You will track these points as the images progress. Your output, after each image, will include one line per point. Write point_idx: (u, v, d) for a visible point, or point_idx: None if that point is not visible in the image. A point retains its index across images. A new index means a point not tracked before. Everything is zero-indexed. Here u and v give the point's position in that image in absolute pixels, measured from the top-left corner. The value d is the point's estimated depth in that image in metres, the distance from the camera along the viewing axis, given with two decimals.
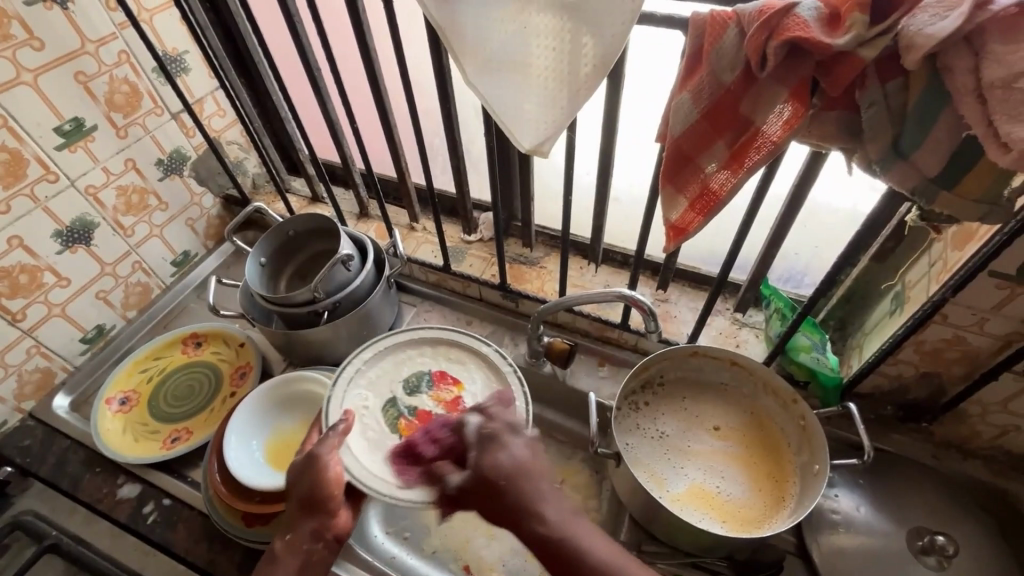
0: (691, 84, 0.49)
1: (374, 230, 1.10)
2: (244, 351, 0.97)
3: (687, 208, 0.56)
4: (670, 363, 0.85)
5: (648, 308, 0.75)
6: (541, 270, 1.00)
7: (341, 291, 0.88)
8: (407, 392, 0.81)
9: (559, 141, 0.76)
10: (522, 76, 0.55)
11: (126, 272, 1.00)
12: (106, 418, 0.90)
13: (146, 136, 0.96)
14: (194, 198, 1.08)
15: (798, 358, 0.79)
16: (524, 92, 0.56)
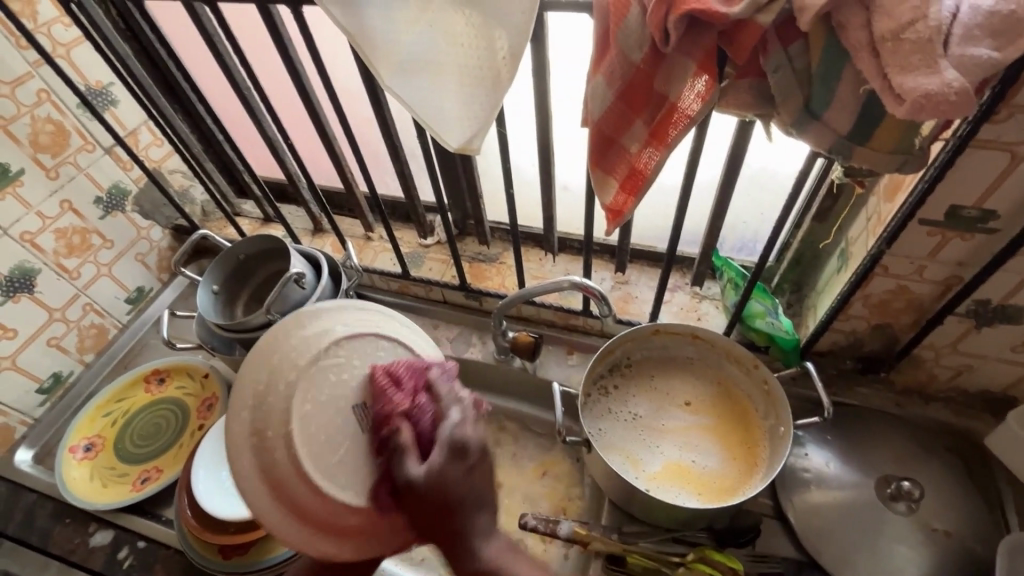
0: (604, 66, 0.49)
1: (330, 245, 1.08)
2: (208, 382, 0.95)
3: (618, 190, 0.56)
4: (635, 344, 0.85)
5: (599, 293, 0.76)
6: (500, 265, 1.00)
7: (297, 310, 0.86)
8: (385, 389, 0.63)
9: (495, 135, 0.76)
10: (439, 78, 0.55)
11: (77, 316, 0.97)
12: (71, 467, 0.88)
13: (79, 174, 0.93)
14: (140, 233, 1.05)
15: (755, 325, 0.80)
16: (442, 93, 0.55)
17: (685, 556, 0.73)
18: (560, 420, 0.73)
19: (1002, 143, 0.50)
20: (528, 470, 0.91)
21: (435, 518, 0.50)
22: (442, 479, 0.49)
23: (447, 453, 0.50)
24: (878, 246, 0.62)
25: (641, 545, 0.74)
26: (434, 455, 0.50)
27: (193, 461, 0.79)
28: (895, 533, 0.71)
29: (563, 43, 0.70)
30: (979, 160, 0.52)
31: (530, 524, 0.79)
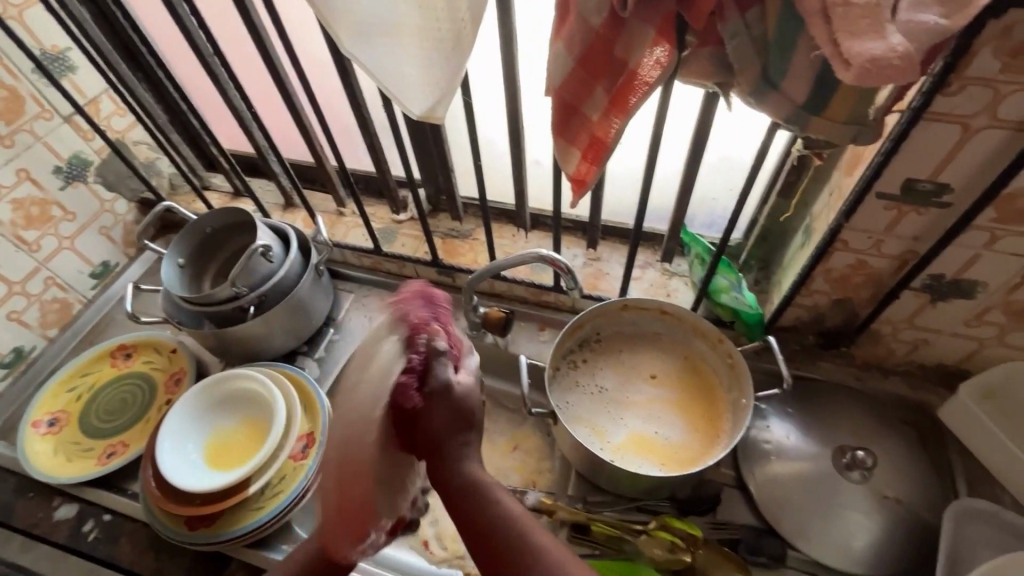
0: (563, 31, 0.48)
1: (301, 221, 1.07)
2: (176, 357, 0.94)
3: (580, 159, 0.56)
4: (604, 319, 0.86)
5: (567, 267, 0.77)
6: (473, 242, 1.00)
7: (264, 284, 0.85)
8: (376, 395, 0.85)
9: (464, 107, 0.75)
10: (399, 41, 0.53)
11: (38, 289, 0.95)
12: (34, 442, 0.86)
13: (36, 143, 0.90)
14: (104, 205, 1.02)
15: (720, 300, 0.81)
16: (403, 57, 0.55)
17: (647, 524, 0.75)
18: (526, 392, 0.73)
19: (953, 116, 0.51)
20: (499, 444, 0.92)
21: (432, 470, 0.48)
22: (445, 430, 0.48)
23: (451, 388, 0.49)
24: (837, 219, 0.63)
25: (606, 514, 0.76)
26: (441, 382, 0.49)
27: (156, 434, 0.78)
28: (849, 500, 0.74)
29: (530, 13, 0.69)
30: (932, 133, 0.53)
31: None
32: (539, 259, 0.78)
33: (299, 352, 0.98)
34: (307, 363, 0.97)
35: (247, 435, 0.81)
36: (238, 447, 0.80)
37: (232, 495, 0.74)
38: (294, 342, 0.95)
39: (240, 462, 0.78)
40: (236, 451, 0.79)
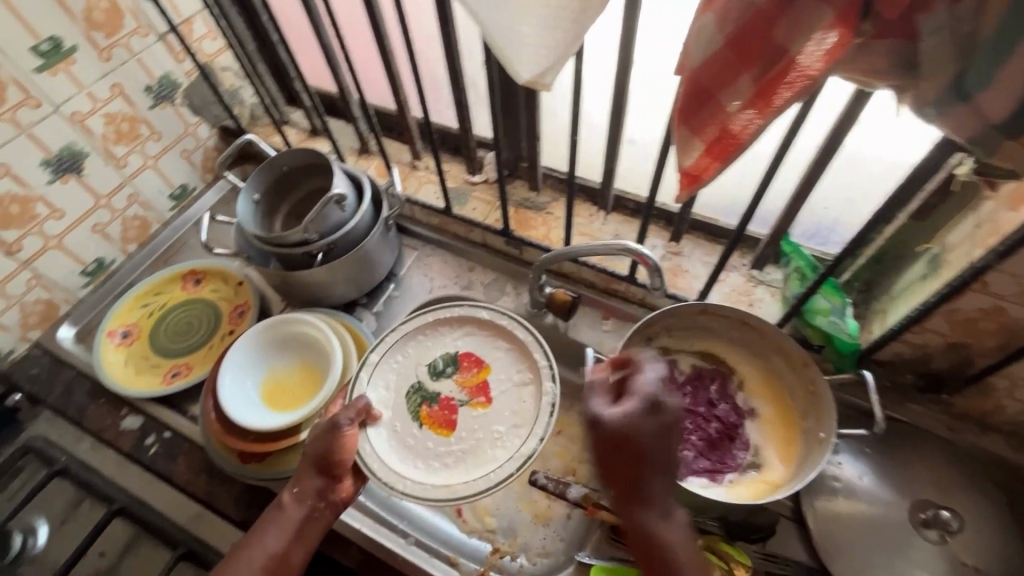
0: (717, 2, 0.41)
1: (375, 168, 1.04)
2: (242, 290, 0.97)
3: (702, 154, 0.49)
4: (676, 320, 0.81)
5: (654, 263, 0.71)
6: (547, 216, 0.95)
7: (335, 233, 0.84)
8: (431, 377, 0.77)
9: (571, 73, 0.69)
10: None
11: (122, 205, 0.98)
12: (108, 351, 0.91)
13: (131, 60, 0.90)
14: (188, 129, 1.03)
15: (815, 321, 0.73)
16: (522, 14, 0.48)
17: None
18: (589, 386, 0.69)
19: None
20: None
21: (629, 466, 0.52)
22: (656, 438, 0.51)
23: (650, 407, 0.52)
24: (986, 258, 0.55)
25: None
26: (632, 404, 0.52)
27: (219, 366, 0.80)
28: (920, 559, 0.68)
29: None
30: None
31: (540, 482, 0.79)
32: (623, 251, 0.72)
33: (357, 303, 0.97)
34: (364, 315, 0.96)
35: (303, 380, 0.82)
36: (294, 391, 0.81)
37: (284, 438, 0.76)
38: (355, 293, 0.94)
39: (296, 405, 0.80)
40: (291, 394, 0.81)
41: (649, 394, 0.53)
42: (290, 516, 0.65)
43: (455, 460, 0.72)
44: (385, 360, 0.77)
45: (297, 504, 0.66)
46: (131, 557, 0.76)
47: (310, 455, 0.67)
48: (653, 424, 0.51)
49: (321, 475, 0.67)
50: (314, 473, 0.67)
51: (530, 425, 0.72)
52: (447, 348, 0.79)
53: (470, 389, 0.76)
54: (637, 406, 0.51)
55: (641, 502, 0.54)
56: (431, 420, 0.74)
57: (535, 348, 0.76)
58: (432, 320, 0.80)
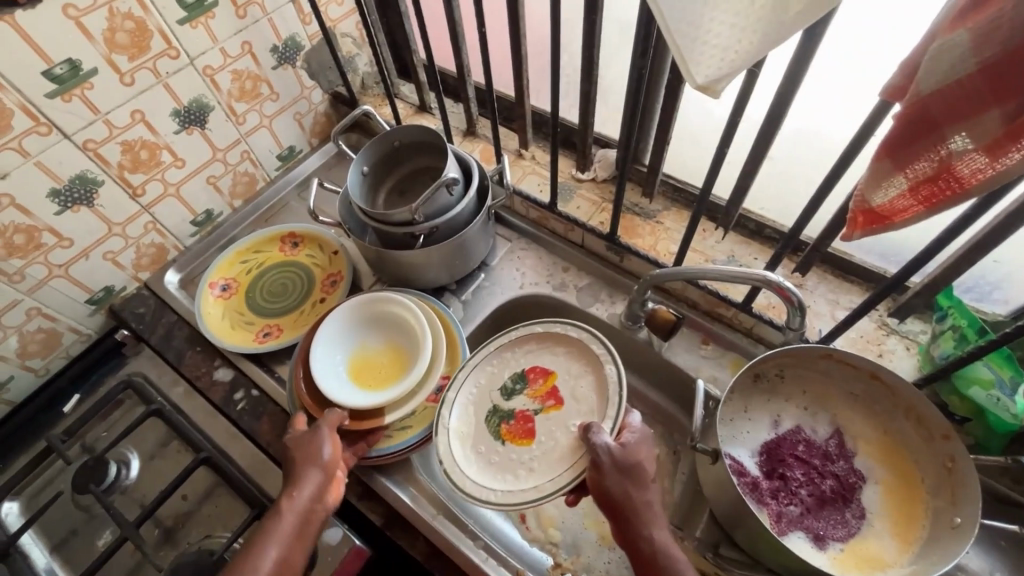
0: (978, 17, 0.34)
1: (480, 151, 1.01)
2: (337, 260, 0.97)
3: (902, 193, 0.43)
4: (792, 360, 0.74)
5: (797, 299, 0.60)
6: (656, 226, 0.89)
7: (440, 217, 0.82)
8: (504, 395, 0.75)
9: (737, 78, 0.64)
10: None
11: (235, 160, 1.00)
12: (208, 302, 0.94)
13: (263, 19, 0.90)
14: (303, 92, 1.04)
15: (968, 392, 0.64)
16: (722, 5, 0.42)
17: None
18: (698, 427, 0.64)
19: None
20: None
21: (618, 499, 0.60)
22: (624, 466, 0.61)
23: (631, 434, 0.64)
24: None
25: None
26: (626, 438, 0.64)
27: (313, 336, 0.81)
28: None
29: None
30: None
31: None
32: (758, 282, 0.62)
33: (447, 288, 0.96)
34: (452, 302, 0.95)
35: (391, 361, 0.81)
36: (381, 371, 0.80)
37: (369, 417, 0.75)
38: (445, 279, 0.92)
39: (382, 385, 0.78)
40: (379, 372, 0.80)
41: (639, 431, 0.65)
42: (286, 524, 0.62)
43: (552, 461, 0.67)
44: (461, 383, 0.77)
45: (293, 506, 0.63)
46: (210, 506, 0.79)
47: (300, 460, 0.67)
48: (645, 462, 0.63)
49: (317, 472, 0.66)
50: (307, 477, 0.65)
51: (603, 409, 0.68)
52: (512, 368, 0.77)
53: (541, 397, 0.73)
54: (635, 438, 0.64)
55: (635, 527, 0.60)
56: (510, 436, 0.71)
57: (595, 342, 0.73)
58: (496, 349, 0.78)
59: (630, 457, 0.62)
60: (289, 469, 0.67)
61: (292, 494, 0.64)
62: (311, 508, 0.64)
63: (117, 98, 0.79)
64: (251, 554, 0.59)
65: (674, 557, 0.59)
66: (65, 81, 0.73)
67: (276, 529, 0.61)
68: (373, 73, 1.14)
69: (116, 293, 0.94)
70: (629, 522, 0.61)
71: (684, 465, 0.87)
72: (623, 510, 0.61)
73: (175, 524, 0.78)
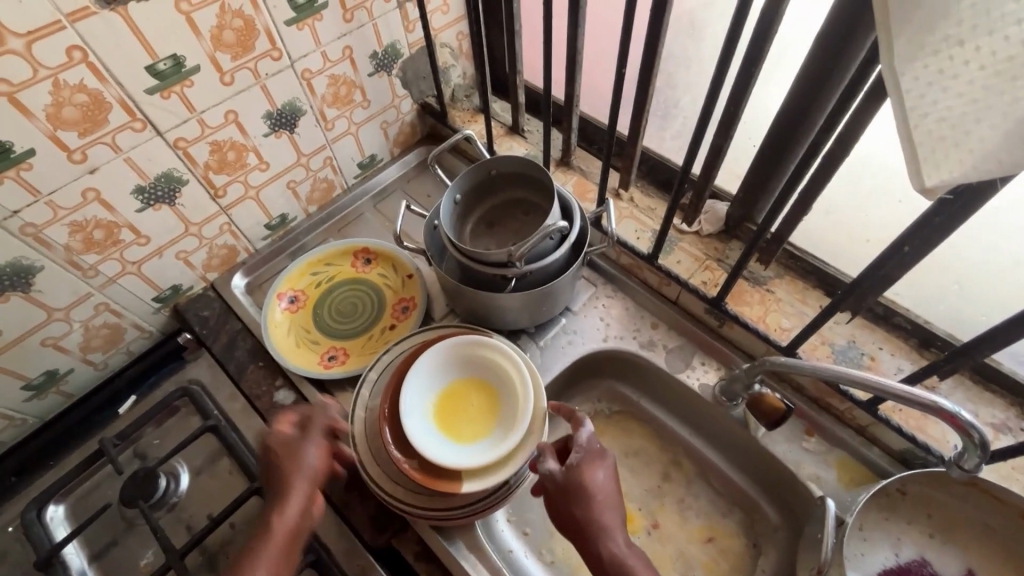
0: None
1: (574, 184, 0.94)
2: (410, 284, 0.91)
3: None
4: (929, 480, 0.64)
5: (976, 434, 0.52)
6: (766, 294, 0.80)
7: (537, 262, 0.75)
8: None
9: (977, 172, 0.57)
10: (1014, 90, 0.33)
11: (317, 166, 0.95)
12: (275, 313, 0.89)
13: (368, 24, 0.85)
14: (394, 101, 0.99)
15: None
16: (994, 106, 0.34)
17: None
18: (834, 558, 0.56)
19: None
20: (692, 528, 0.82)
21: (567, 519, 0.60)
22: (572, 480, 0.61)
23: (581, 447, 0.63)
24: None
25: None
26: (574, 457, 0.63)
27: (409, 369, 0.74)
28: None
29: None
30: None
31: None
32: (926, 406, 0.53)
33: (524, 331, 0.89)
34: (528, 347, 0.88)
35: (480, 412, 0.74)
36: (471, 420, 0.73)
37: (445, 479, 0.67)
38: (526, 322, 0.85)
39: (470, 440, 0.71)
40: (468, 422, 0.73)
41: (585, 441, 0.64)
42: (275, 540, 0.58)
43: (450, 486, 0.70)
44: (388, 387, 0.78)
45: (281, 520, 0.59)
46: None
47: (293, 469, 0.63)
48: (592, 478, 0.61)
49: (309, 482, 0.63)
50: (300, 487, 0.62)
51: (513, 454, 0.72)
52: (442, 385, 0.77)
53: None
54: (586, 445, 0.64)
55: (595, 542, 0.58)
56: None
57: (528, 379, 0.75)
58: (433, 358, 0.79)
59: (574, 474, 0.61)
60: (279, 480, 0.63)
61: (280, 506, 0.60)
62: (299, 522, 0.60)
63: (213, 97, 0.74)
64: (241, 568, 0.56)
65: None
66: (166, 77, 0.68)
67: (267, 538, 0.58)
68: (466, 86, 1.08)
69: (182, 292, 0.90)
70: (584, 535, 0.59)
71: (767, 563, 0.78)
72: (573, 527, 0.60)
73: (219, 552, 0.74)
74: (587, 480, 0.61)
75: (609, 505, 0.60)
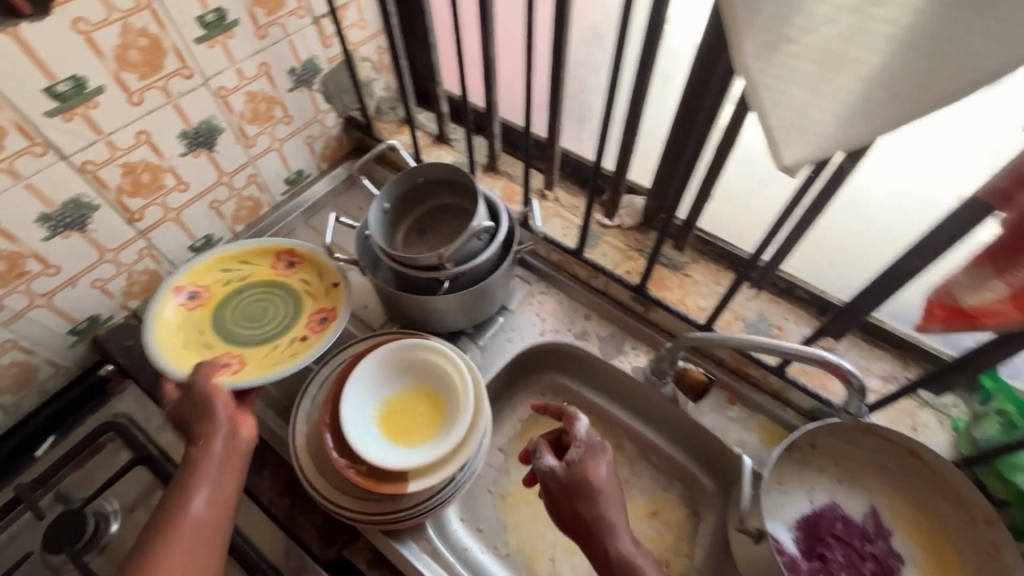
0: None
1: (501, 188, 0.98)
2: (333, 294, 0.87)
3: (1001, 298, 0.41)
4: (832, 431, 0.71)
5: (855, 380, 0.59)
6: (684, 278, 0.87)
7: (468, 263, 0.77)
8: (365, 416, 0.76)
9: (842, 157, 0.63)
10: (836, 79, 0.39)
11: (241, 184, 0.94)
12: (170, 306, 0.84)
13: (283, 40, 0.85)
14: (317, 115, 0.99)
15: (1013, 478, 0.62)
16: (824, 94, 0.40)
17: None
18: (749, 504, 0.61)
19: None
20: (637, 504, 0.87)
21: (572, 518, 0.62)
22: (577, 479, 0.63)
23: (581, 446, 0.65)
24: None
25: None
26: (574, 453, 0.64)
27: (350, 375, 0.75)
28: None
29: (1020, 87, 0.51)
30: None
31: None
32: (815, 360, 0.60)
33: (463, 332, 0.91)
34: (468, 347, 0.90)
35: (425, 413, 0.75)
36: (414, 422, 0.74)
37: (389, 481, 0.68)
38: (464, 323, 0.87)
39: (413, 442, 0.72)
40: (411, 424, 0.74)
41: (585, 436, 0.66)
42: (202, 473, 0.60)
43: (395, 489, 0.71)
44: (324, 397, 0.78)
45: (204, 454, 0.61)
46: None
47: (204, 413, 0.65)
48: (594, 474, 0.63)
49: (224, 422, 0.64)
50: (215, 422, 0.64)
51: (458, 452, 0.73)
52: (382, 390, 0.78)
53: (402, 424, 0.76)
54: (585, 443, 0.65)
55: (600, 540, 0.60)
56: None
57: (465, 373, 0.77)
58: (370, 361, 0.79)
59: (577, 471, 0.63)
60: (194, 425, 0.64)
61: (200, 443, 0.62)
62: (221, 449, 0.62)
63: (122, 118, 0.72)
64: (179, 495, 0.58)
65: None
66: (68, 98, 0.66)
67: (193, 474, 0.60)
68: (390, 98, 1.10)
69: (102, 322, 0.86)
70: (589, 534, 0.61)
71: (705, 527, 0.84)
72: (580, 525, 0.62)
73: None
74: (590, 478, 0.62)
75: (612, 500, 0.62)
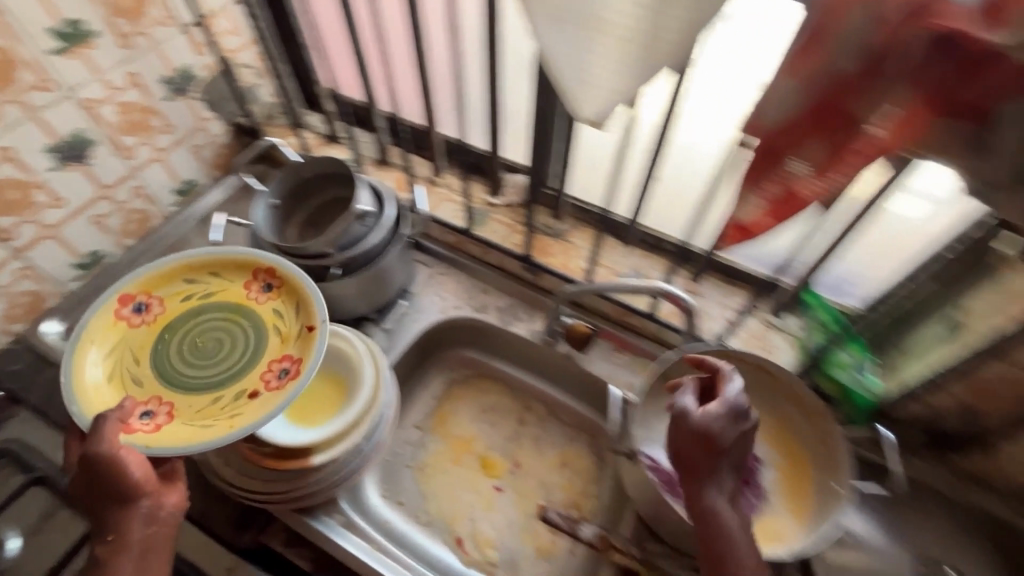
0: (802, 66, 0.42)
1: (393, 180, 1.03)
2: (306, 337, 0.68)
3: (763, 210, 0.52)
4: (697, 360, 0.80)
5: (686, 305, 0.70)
6: (566, 244, 0.95)
7: (354, 247, 0.81)
8: None
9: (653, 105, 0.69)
10: (603, 40, 0.46)
11: (125, 197, 0.93)
12: (114, 321, 0.70)
13: (151, 49, 0.86)
14: (201, 123, 1.00)
15: (834, 374, 0.76)
16: (599, 54, 0.47)
17: None
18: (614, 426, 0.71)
19: None
20: (547, 457, 0.93)
21: (690, 471, 0.56)
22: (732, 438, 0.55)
23: (732, 412, 0.56)
24: None
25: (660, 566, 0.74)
26: (718, 410, 0.56)
27: None
28: None
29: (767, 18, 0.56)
30: None
31: (551, 518, 0.80)
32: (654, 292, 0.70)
33: (367, 318, 0.94)
34: (374, 332, 0.94)
35: (329, 393, 0.79)
36: (320, 401, 0.78)
37: (294, 458, 0.71)
38: (365, 308, 0.90)
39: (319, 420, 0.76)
40: (316, 404, 0.78)
41: (734, 401, 0.57)
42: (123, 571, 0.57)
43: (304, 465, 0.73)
44: None
45: (129, 544, 0.58)
46: None
47: (108, 490, 0.57)
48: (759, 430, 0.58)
49: (143, 500, 0.59)
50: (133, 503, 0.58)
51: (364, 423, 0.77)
52: None
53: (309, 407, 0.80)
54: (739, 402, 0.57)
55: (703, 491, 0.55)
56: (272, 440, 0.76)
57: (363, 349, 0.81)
58: None
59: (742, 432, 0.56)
60: (102, 502, 0.58)
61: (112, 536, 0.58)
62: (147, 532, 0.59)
63: None
64: None
65: (723, 524, 0.54)
66: None
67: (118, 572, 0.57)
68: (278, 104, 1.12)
69: None
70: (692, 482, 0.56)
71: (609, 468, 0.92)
72: (686, 473, 0.57)
73: None
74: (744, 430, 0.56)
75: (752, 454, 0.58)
